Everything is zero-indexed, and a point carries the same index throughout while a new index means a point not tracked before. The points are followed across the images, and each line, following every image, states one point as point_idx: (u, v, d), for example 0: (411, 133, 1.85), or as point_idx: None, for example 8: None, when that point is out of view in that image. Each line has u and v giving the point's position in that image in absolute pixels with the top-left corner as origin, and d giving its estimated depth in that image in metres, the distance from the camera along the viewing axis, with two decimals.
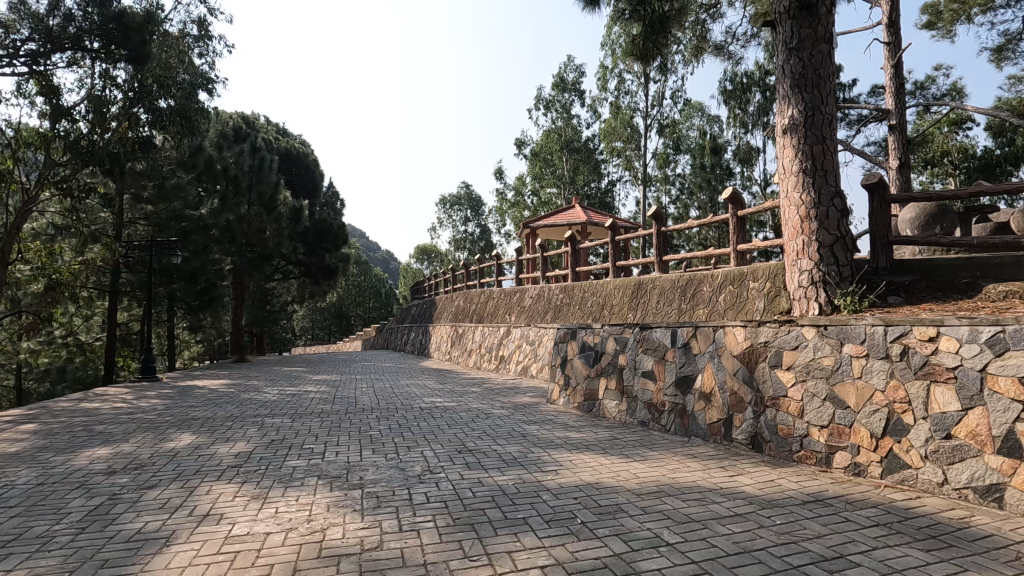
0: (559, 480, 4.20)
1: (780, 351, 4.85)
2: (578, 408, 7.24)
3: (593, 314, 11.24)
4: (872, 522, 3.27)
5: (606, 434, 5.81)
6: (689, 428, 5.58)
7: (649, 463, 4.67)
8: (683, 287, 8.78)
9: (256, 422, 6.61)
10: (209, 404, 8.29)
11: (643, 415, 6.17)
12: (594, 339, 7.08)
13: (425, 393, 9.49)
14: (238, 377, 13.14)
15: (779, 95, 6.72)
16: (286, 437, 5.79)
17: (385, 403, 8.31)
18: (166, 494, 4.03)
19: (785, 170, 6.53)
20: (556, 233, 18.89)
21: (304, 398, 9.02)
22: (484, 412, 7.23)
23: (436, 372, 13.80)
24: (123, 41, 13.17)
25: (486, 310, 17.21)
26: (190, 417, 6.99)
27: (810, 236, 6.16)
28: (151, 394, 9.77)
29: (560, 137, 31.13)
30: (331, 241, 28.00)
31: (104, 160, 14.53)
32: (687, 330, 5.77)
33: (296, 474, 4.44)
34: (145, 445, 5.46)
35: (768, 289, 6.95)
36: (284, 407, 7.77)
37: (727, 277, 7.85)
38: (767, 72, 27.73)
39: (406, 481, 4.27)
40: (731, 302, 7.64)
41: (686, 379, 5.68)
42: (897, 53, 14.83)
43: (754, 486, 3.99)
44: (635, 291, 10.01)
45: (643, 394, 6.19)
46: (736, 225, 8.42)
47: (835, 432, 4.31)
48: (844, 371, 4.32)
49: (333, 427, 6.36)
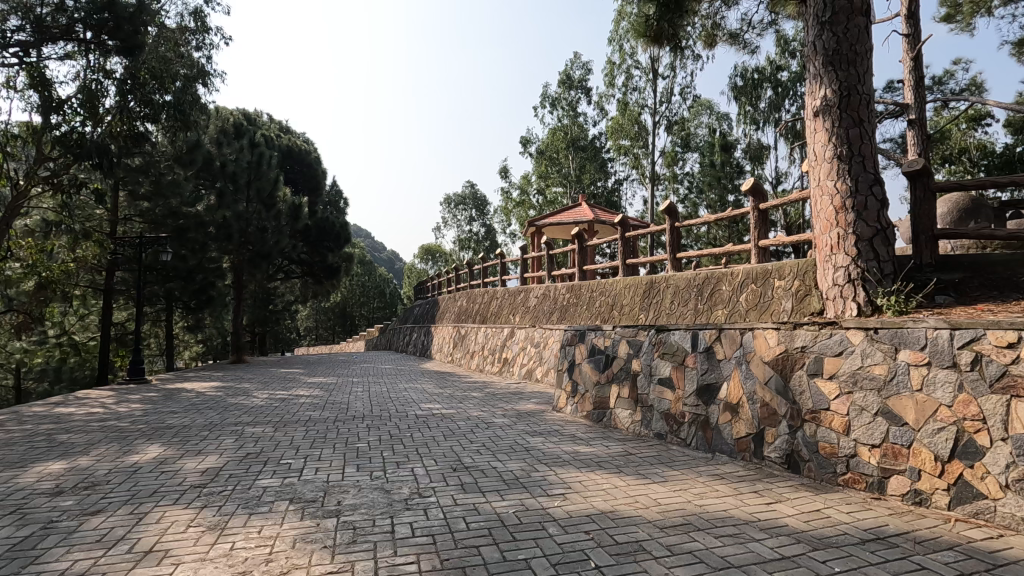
0: (569, 507, 3.62)
1: (820, 357, 4.24)
2: (587, 417, 6.64)
3: (602, 315, 10.62)
4: (954, 572, 2.65)
5: (619, 448, 5.19)
6: (714, 443, 4.95)
7: (671, 485, 4.07)
8: (699, 286, 8.15)
9: (234, 431, 6.05)
10: (192, 409, 7.77)
11: (659, 426, 5.56)
12: (605, 342, 6.48)
13: (423, 398, 8.92)
14: (230, 379, 12.63)
15: (807, 75, 6.12)
16: (263, 450, 5.23)
17: (379, 409, 7.72)
18: (108, 523, 3.46)
19: (816, 157, 5.92)
20: (562, 232, 18.32)
21: (294, 403, 8.46)
22: (484, 421, 6.62)
23: (437, 374, 13.27)
24: (115, 32, 12.67)
25: (489, 310, 16.62)
26: (165, 425, 6.42)
27: (846, 229, 5.53)
28: (134, 398, 9.23)
29: (566, 135, 30.51)
30: (333, 240, 27.35)
31: (93, 153, 14.07)
32: (711, 332, 5.16)
33: (266, 497, 3.87)
34: (106, 459, 4.91)
35: (797, 287, 6.30)
36: (270, 414, 7.20)
37: (749, 275, 7.23)
38: (779, 68, 27.12)
39: (391, 507, 3.68)
40: (754, 302, 7.00)
41: (708, 388, 5.07)
42: (916, 45, 14.15)
43: (797, 518, 3.39)
44: (647, 290, 9.38)
45: (660, 404, 5.59)
46: (758, 219, 7.76)
47: (890, 453, 3.69)
48: (900, 383, 3.71)
49: (317, 438, 5.78)
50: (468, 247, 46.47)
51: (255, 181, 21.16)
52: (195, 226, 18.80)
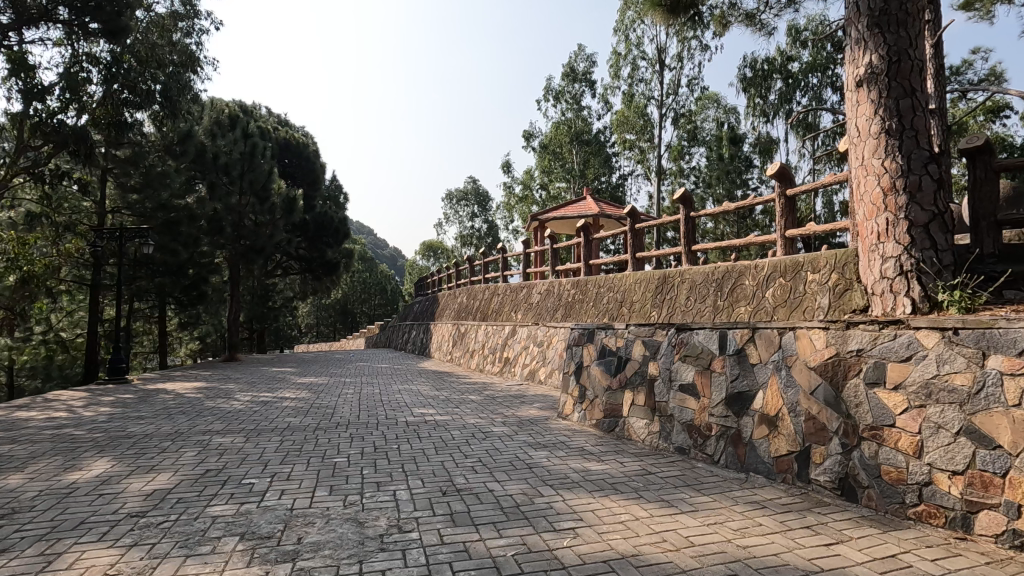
0: (581, 550, 2.92)
1: (882, 363, 3.52)
2: (597, 427, 5.94)
3: (610, 313, 9.90)
4: None
5: (636, 466, 4.49)
6: (748, 462, 4.24)
7: (704, 517, 3.37)
8: (718, 281, 7.42)
9: (199, 442, 5.36)
10: (163, 414, 7.11)
11: (682, 440, 4.85)
12: (617, 342, 5.81)
13: (417, 402, 8.24)
14: (214, 379, 11.95)
15: (848, 40, 5.39)
16: (225, 466, 4.54)
17: (367, 415, 7.03)
18: (8, 568, 2.78)
19: (859, 133, 5.20)
20: (567, 226, 17.60)
21: (277, 406, 7.78)
22: (482, 430, 5.91)
23: (434, 375, 12.61)
24: (95, 12, 11.98)
25: (490, 308, 15.93)
26: (125, 434, 5.74)
27: (897, 214, 4.81)
28: (105, 400, 8.55)
29: (570, 129, 29.81)
30: (332, 235, 26.61)
31: (69, 139, 13.41)
32: (743, 332, 4.46)
33: (210, 533, 3.17)
34: (41, 477, 4.23)
35: (835, 281, 5.59)
36: (247, 421, 6.52)
37: (777, 268, 6.51)
38: (790, 59, 26.32)
39: (362, 548, 2.98)
40: (784, 298, 6.28)
41: (740, 397, 4.38)
42: (938, 30, 13.37)
43: (872, 568, 2.67)
44: (660, 285, 8.67)
45: (682, 414, 4.88)
46: (785, 206, 6.99)
47: (978, 482, 2.97)
48: (991, 396, 2.96)
49: (291, 450, 5.10)
50: (469, 244, 45.78)
51: (248, 172, 20.14)
52: (186, 219, 17.97)
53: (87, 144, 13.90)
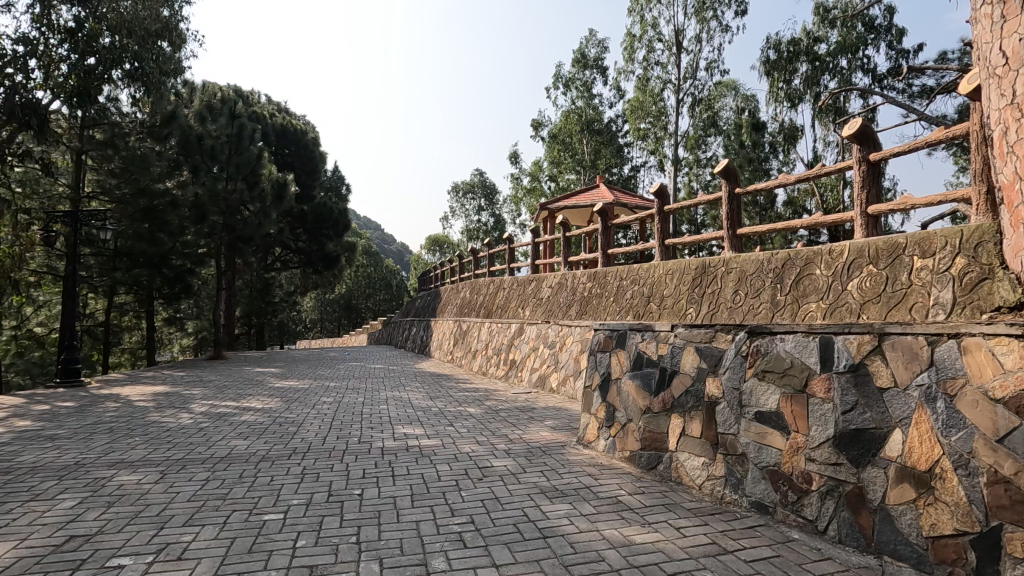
0: None
1: None
2: (632, 462, 4.50)
3: (634, 309, 8.43)
4: None
5: (704, 539, 3.01)
6: (879, 540, 2.78)
7: None
8: (779, 270, 5.93)
9: (94, 481, 3.95)
10: (84, 432, 5.71)
11: (762, 493, 3.41)
12: (659, 350, 4.37)
13: (404, 416, 6.82)
14: (181, 383, 10.57)
15: None
16: (97, 533, 3.07)
17: (337, 437, 5.57)
18: None
19: (1013, 58, 3.49)
20: (579, 216, 16.31)
21: (231, 422, 6.33)
22: (478, 465, 4.46)
23: (431, 379, 11.22)
24: None
25: (494, 304, 14.49)
26: (6, 466, 4.34)
27: None
28: (34, 410, 7.18)
29: (581, 118, 28.26)
30: (331, 227, 25.30)
31: (20, 109, 11.60)
32: (860, 339, 3.01)
33: None
34: None
35: (963, 267, 4.08)
36: (180, 446, 5.10)
37: (865, 251, 5.00)
38: (817, 39, 24.58)
39: None
40: (875, 291, 4.79)
41: (860, 436, 2.92)
42: None
43: None
44: (699, 277, 7.19)
45: (762, 455, 3.43)
46: (868, 174, 5.47)
47: None
48: None
49: (211, 498, 3.66)
50: (475, 238, 44.33)
51: (235, 156, 18.96)
52: None
53: (43, 116, 12.18)
